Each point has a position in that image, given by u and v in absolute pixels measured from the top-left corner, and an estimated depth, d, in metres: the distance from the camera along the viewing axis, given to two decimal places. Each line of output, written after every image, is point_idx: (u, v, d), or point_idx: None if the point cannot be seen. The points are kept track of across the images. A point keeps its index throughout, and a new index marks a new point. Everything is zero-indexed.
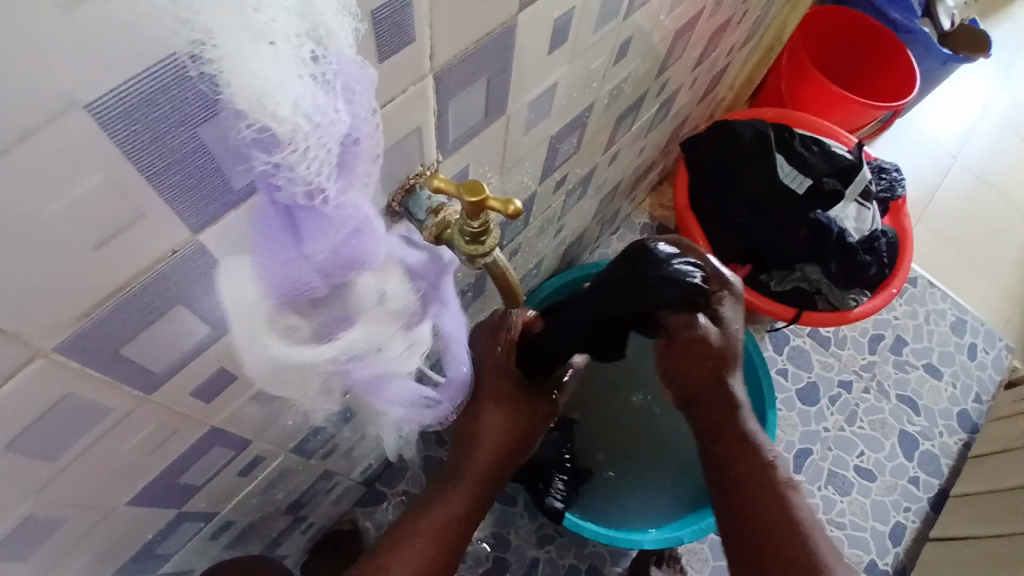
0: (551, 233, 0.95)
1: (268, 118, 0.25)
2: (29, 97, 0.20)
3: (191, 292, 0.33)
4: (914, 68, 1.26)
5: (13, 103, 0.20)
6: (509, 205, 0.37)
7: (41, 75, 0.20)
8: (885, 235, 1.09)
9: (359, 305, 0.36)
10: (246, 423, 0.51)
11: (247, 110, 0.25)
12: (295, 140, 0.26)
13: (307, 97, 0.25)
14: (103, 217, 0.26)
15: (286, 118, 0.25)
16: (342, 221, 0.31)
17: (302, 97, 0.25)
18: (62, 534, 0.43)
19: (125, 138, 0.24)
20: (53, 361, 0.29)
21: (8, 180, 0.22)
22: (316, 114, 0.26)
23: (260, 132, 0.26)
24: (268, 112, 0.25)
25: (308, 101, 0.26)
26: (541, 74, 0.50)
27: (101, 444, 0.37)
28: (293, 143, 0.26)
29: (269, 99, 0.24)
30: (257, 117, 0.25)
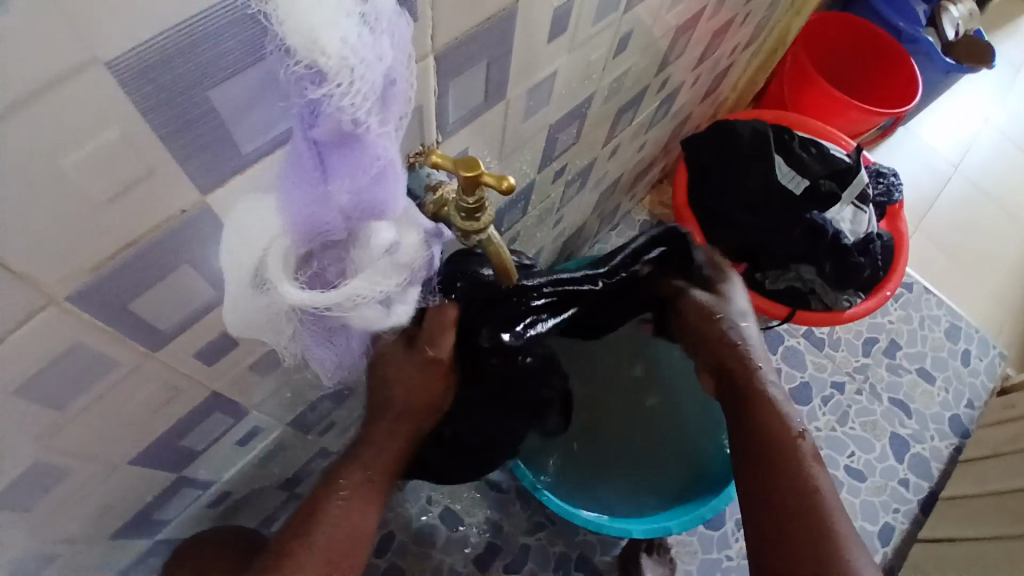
0: (550, 224, 0.97)
1: (316, 57, 0.25)
2: (55, 48, 0.22)
3: (198, 254, 0.35)
4: (916, 75, 1.28)
5: (40, 54, 0.22)
6: (503, 181, 0.38)
7: (65, 27, 0.22)
8: (881, 238, 1.10)
9: (364, 257, 0.36)
10: (246, 390, 0.53)
11: (297, 47, 0.25)
12: (340, 78, 0.26)
13: (354, 38, 0.26)
14: (118, 172, 0.27)
15: (335, 55, 0.25)
16: (370, 165, 0.31)
17: (349, 36, 0.26)
18: (67, 486, 0.45)
19: (142, 96, 0.26)
20: (64, 310, 0.31)
21: (31, 127, 0.23)
22: (361, 56, 0.26)
23: (308, 71, 0.26)
24: (317, 50, 0.25)
25: (356, 45, 0.26)
26: (541, 63, 0.52)
27: (107, 397, 0.39)
28: (339, 80, 0.26)
29: (318, 38, 0.25)
30: (308, 54, 0.25)
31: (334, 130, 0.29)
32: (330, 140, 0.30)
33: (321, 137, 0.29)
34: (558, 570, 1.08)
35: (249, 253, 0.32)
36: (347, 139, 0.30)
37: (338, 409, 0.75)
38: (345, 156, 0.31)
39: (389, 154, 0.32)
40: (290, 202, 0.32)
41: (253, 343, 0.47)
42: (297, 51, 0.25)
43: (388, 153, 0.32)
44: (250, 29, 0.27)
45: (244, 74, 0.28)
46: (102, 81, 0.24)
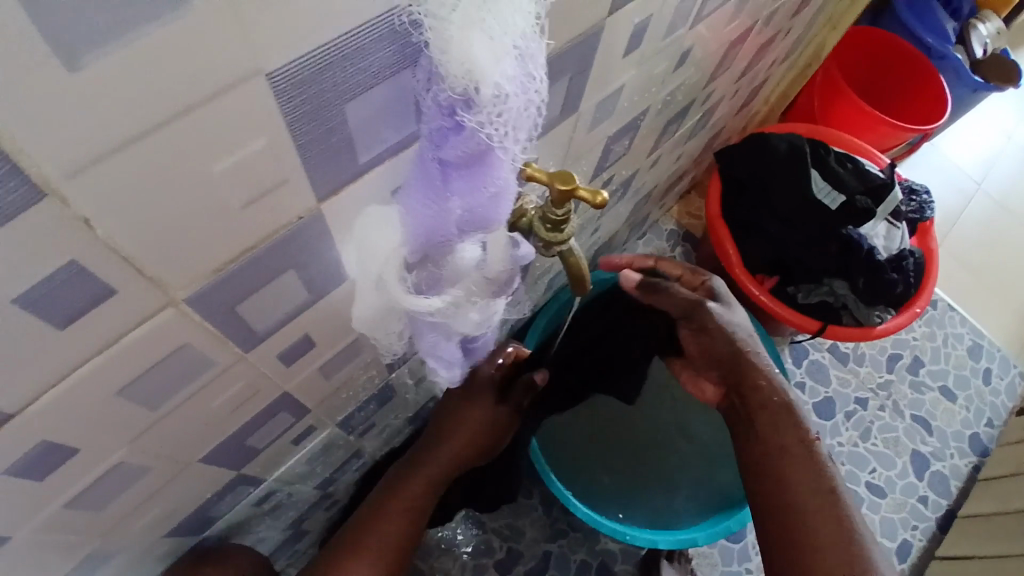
0: (588, 232, 0.97)
1: (473, 85, 0.27)
2: (225, 60, 0.23)
3: (305, 259, 0.35)
4: (944, 89, 1.28)
5: (210, 64, 0.22)
6: (596, 196, 0.40)
7: (238, 41, 0.22)
8: (912, 256, 1.10)
9: (461, 270, 0.41)
10: (311, 391, 0.54)
11: (456, 75, 0.27)
12: (488, 106, 0.28)
13: (510, 72, 0.28)
14: (254, 178, 0.28)
15: (491, 86, 0.27)
16: (490, 186, 0.33)
17: (506, 72, 0.27)
18: (142, 482, 0.45)
19: (290, 107, 0.26)
20: (181, 311, 0.32)
21: (189, 133, 0.24)
22: (511, 88, 0.28)
23: (458, 96, 0.28)
24: (476, 78, 0.27)
25: (510, 77, 0.28)
26: (612, 76, 0.53)
27: (197, 396, 0.40)
28: (487, 108, 0.28)
29: (479, 66, 0.26)
30: (465, 80, 0.27)
31: (466, 152, 0.31)
32: (459, 160, 0.31)
33: (450, 157, 0.31)
34: None
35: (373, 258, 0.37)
36: (476, 162, 0.31)
37: (382, 411, 0.75)
38: (469, 177, 0.32)
39: (507, 179, 0.33)
40: (414, 212, 0.34)
41: (327, 345, 0.48)
42: (455, 78, 0.27)
43: (506, 178, 0.33)
44: (394, 45, 0.28)
45: (378, 87, 0.29)
46: (257, 94, 0.25)
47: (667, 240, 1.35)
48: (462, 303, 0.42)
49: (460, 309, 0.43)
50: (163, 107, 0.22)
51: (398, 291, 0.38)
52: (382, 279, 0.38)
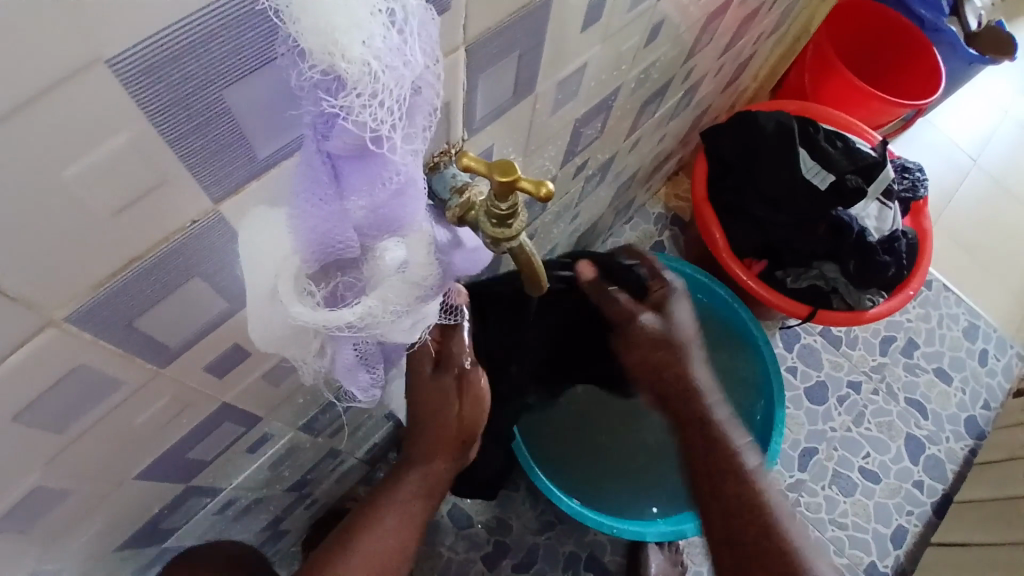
0: (567, 219, 0.93)
1: (334, 61, 0.23)
2: (43, 50, 0.19)
3: (208, 264, 0.32)
4: (939, 64, 1.23)
5: (26, 56, 0.19)
6: (541, 187, 0.36)
7: (59, 24, 0.19)
8: (906, 236, 1.06)
9: (382, 272, 0.37)
10: (258, 399, 0.51)
11: (313, 50, 0.23)
12: (359, 86, 0.24)
13: (378, 43, 0.24)
14: (124, 182, 0.25)
15: (356, 62, 0.24)
16: (388, 181, 0.29)
17: (373, 39, 0.24)
18: (69, 506, 0.42)
19: (148, 97, 0.23)
20: (63, 333, 0.29)
21: (25, 140, 0.21)
22: (383, 65, 0.25)
23: (323, 76, 0.24)
24: (338, 55, 0.23)
25: (379, 50, 0.24)
26: (571, 52, 0.49)
27: (113, 416, 0.37)
28: (358, 89, 0.24)
29: (340, 42, 0.23)
30: (325, 58, 0.23)
31: (350, 143, 0.27)
32: (346, 151, 0.27)
33: (336, 148, 0.27)
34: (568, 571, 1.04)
35: (268, 278, 0.32)
36: (364, 153, 0.28)
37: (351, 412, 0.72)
38: (362, 171, 0.28)
39: (410, 168, 0.30)
40: (300, 216, 0.30)
41: (266, 353, 0.44)
42: (313, 54, 0.23)
43: (409, 168, 0.30)
44: (261, 26, 0.24)
45: (256, 74, 0.25)
46: (97, 86, 0.21)
47: (655, 224, 1.31)
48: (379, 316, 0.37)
49: (389, 324, 0.38)
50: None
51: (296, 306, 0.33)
52: (275, 293, 0.32)
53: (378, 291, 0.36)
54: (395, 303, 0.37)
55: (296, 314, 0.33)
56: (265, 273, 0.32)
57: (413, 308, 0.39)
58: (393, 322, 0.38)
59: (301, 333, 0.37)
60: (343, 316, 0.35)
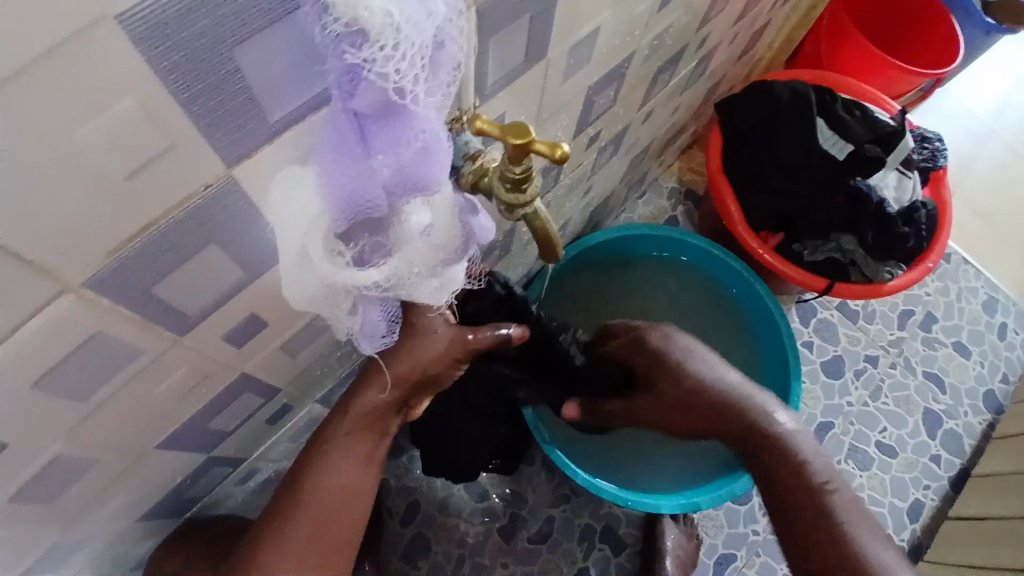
0: (579, 193, 0.92)
1: (360, 13, 0.24)
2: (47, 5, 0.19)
3: (223, 230, 0.32)
4: (955, 30, 1.20)
5: (32, 13, 0.19)
6: (555, 149, 0.36)
7: None
8: (926, 208, 1.03)
9: (408, 234, 0.37)
10: (276, 371, 0.51)
11: (336, 3, 0.24)
12: (383, 38, 0.25)
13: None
14: (136, 145, 0.25)
15: (378, 13, 0.24)
16: (414, 139, 0.29)
17: None
18: (96, 472, 0.43)
19: (160, 54, 0.23)
20: (82, 298, 0.29)
21: (33, 96, 0.21)
22: (405, 17, 0.25)
23: (347, 30, 0.25)
24: (361, 7, 0.24)
25: (400, 1, 0.24)
26: (583, 16, 0.48)
27: (134, 384, 0.38)
28: (381, 41, 0.25)
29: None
30: (349, 10, 0.24)
31: (377, 100, 0.27)
32: (372, 110, 0.27)
33: (362, 107, 0.27)
34: (582, 544, 1.05)
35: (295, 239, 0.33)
36: (392, 110, 0.28)
37: None
38: (387, 130, 0.29)
39: (434, 125, 0.30)
40: (330, 176, 0.30)
41: (283, 323, 0.45)
42: (337, 6, 0.24)
43: (432, 125, 0.30)
44: None
45: (274, 30, 0.25)
46: (108, 40, 0.21)
47: (668, 199, 1.30)
48: (402, 276, 0.38)
49: (416, 282, 0.40)
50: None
51: (323, 262, 0.34)
52: (304, 251, 0.33)
53: (404, 252, 0.38)
54: (416, 262, 0.39)
55: (323, 272, 0.34)
56: (292, 234, 0.33)
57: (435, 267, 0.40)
58: (420, 279, 0.40)
59: (331, 296, 0.38)
60: (368, 275, 0.36)
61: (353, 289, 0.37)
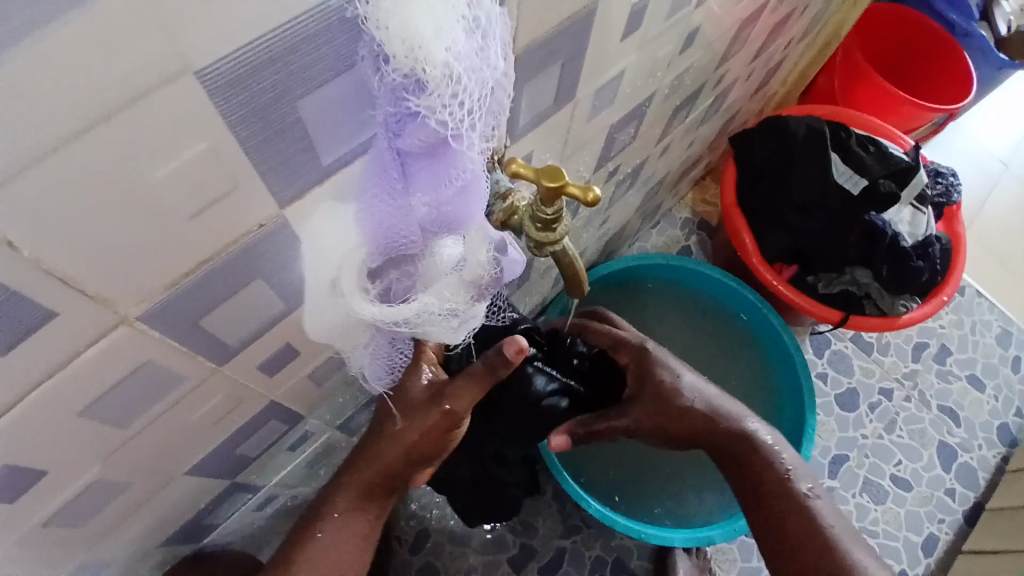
0: (596, 224, 0.94)
1: (420, 66, 0.25)
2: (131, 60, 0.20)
3: (270, 267, 0.33)
4: (970, 73, 1.21)
5: (119, 69, 0.20)
6: (587, 192, 0.37)
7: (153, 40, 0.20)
8: (940, 242, 1.04)
9: (440, 268, 0.39)
10: (302, 398, 0.52)
11: (398, 56, 0.25)
12: (438, 88, 0.27)
13: (459, 48, 0.26)
14: (204, 186, 0.26)
15: (438, 65, 0.26)
16: (455, 178, 0.31)
17: (454, 43, 0.26)
18: (126, 496, 0.44)
19: (229, 105, 0.24)
20: (135, 328, 0.30)
21: (115, 141, 0.22)
22: (462, 67, 0.27)
23: (405, 79, 0.26)
24: (422, 58, 0.25)
25: (458, 54, 0.26)
26: (610, 60, 0.49)
27: (174, 410, 0.39)
28: (437, 90, 0.27)
29: (425, 46, 0.25)
30: (410, 63, 0.25)
31: (424, 140, 0.29)
32: (417, 149, 0.30)
33: (409, 146, 0.30)
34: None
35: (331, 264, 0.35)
36: (435, 150, 0.30)
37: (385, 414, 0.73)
38: (430, 168, 0.31)
39: (475, 168, 0.32)
40: (373, 211, 0.33)
41: (313, 352, 0.46)
42: (399, 61, 0.25)
43: (474, 168, 0.32)
44: (339, 35, 0.25)
45: (331, 84, 0.27)
46: (186, 93, 0.22)
47: (682, 229, 1.31)
48: (432, 313, 0.39)
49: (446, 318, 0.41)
50: (78, 116, 0.20)
51: (354, 288, 0.36)
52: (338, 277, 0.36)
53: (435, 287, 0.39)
54: (447, 297, 0.39)
55: (355, 298, 0.36)
56: (326, 262, 0.35)
57: (465, 305, 0.41)
58: (451, 315, 0.41)
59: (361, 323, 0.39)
60: (401, 312, 0.37)
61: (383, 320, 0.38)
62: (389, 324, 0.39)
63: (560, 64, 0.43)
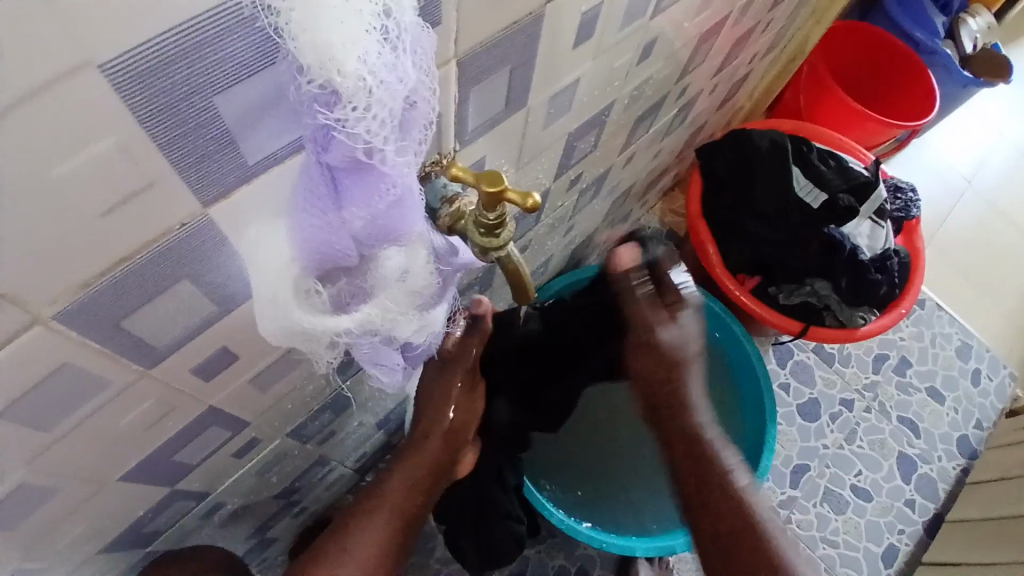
0: (561, 231, 0.94)
1: (331, 77, 0.24)
2: (22, 54, 0.19)
3: (197, 267, 0.33)
4: (933, 88, 1.24)
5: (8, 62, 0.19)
6: (527, 198, 0.37)
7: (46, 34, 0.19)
8: (897, 256, 1.06)
9: (385, 278, 0.37)
10: (246, 403, 0.51)
11: (312, 66, 0.24)
12: (355, 99, 0.26)
13: (373, 60, 0.25)
14: (117, 183, 0.26)
15: (352, 76, 0.25)
16: (386, 193, 0.31)
17: (368, 54, 0.25)
18: (53, 505, 0.42)
19: (138, 100, 0.23)
20: (49, 329, 0.29)
21: (16, 138, 0.21)
22: (378, 78, 0.26)
23: (321, 90, 0.26)
24: (335, 70, 0.24)
25: (375, 65, 0.25)
26: (563, 68, 0.50)
27: (100, 415, 0.37)
28: (354, 102, 0.26)
29: (336, 57, 0.24)
30: (322, 74, 0.24)
31: (349, 156, 0.29)
32: (345, 164, 0.29)
33: (336, 161, 0.29)
34: None
35: (269, 286, 0.33)
36: (363, 165, 0.29)
37: (341, 418, 0.72)
38: (360, 184, 0.30)
39: (405, 181, 0.31)
40: (306, 228, 0.32)
41: (254, 356, 0.45)
42: (311, 70, 0.24)
43: (405, 180, 0.31)
44: (251, 36, 0.25)
45: (248, 85, 0.26)
46: (93, 87, 0.22)
47: None
48: (380, 322, 0.38)
49: (398, 327, 0.40)
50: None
51: (298, 309, 0.34)
52: (280, 298, 0.33)
53: (383, 296, 0.38)
54: (394, 307, 0.38)
55: (299, 316, 0.34)
56: (265, 284, 0.33)
57: (414, 312, 0.40)
58: (402, 324, 0.40)
59: (307, 342, 0.37)
60: (345, 321, 0.36)
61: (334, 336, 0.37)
62: (337, 338, 0.37)
63: (507, 70, 0.42)
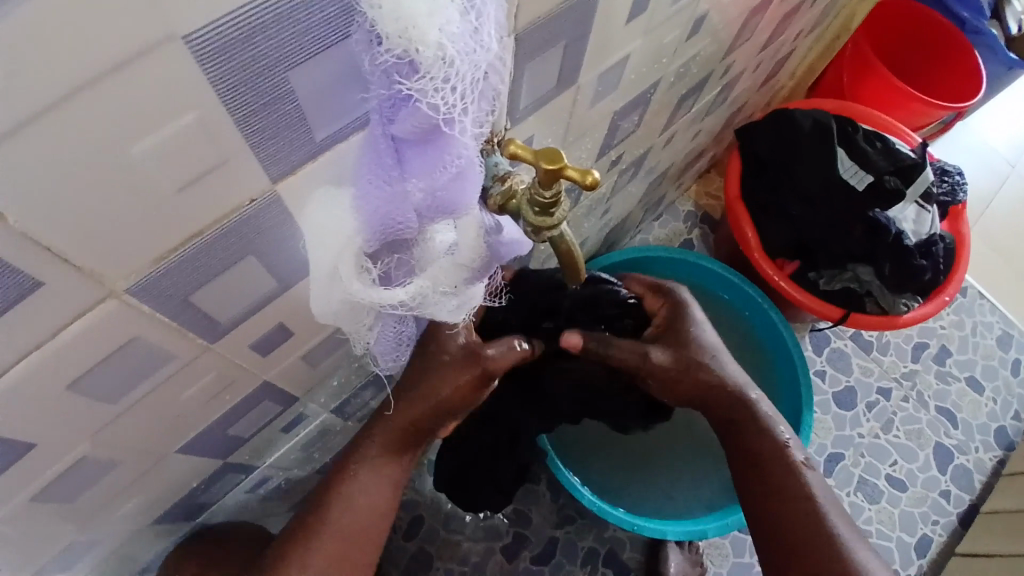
0: (598, 213, 0.93)
1: (413, 45, 0.25)
2: (111, 30, 0.20)
3: (262, 244, 0.33)
4: (978, 65, 1.20)
5: (95, 36, 0.19)
6: (586, 175, 0.37)
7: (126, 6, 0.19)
8: (944, 241, 1.04)
9: (433, 254, 0.40)
10: (296, 379, 0.52)
11: (391, 36, 0.25)
12: (433, 70, 0.26)
13: (453, 29, 0.25)
14: (193, 158, 0.26)
15: (431, 46, 0.25)
16: (450, 164, 0.31)
17: (448, 25, 0.25)
18: (117, 474, 0.43)
19: (220, 75, 0.24)
20: (122, 303, 0.30)
21: (99, 113, 0.22)
22: (457, 49, 0.26)
23: (398, 61, 0.26)
24: (416, 39, 0.25)
25: (453, 36, 0.26)
26: (614, 45, 0.49)
27: (163, 389, 0.38)
28: (431, 72, 0.26)
29: (418, 26, 0.24)
30: (403, 42, 0.25)
31: (418, 126, 0.29)
32: (412, 135, 0.29)
33: (404, 131, 0.29)
34: (586, 566, 1.04)
35: (327, 256, 0.34)
36: (430, 136, 0.29)
37: (381, 397, 0.72)
38: (425, 155, 0.30)
39: (469, 152, 0.31)
40: (367, 200, 0.32)
41: (308, 333, 0.45)
42: (390, 38, 0.25)
43: (469, 153, 0.31)
44: (331, 8, 0.25)
45: (324, 56, 0.26)
46: (176, 60, 0.22)
47: (684, 222, 1.30)
48: (428, 296, 0.40)
49: (442, 301, 0.42)
50: (51, 88, 0.20)
51: (354, 281, 0.35)
52: (336, 269, 0.35)
53: (429, 272, 0.40)
54: (442, 283, 0.40)
55: (354, 288, 0.36)
56: (322, 254, 0.34)
57: (455, 288, 0.42)
58: (446, 298, 0.42)
59: (356, 311, 0.39)
60: (393, 295, 0.38)
61: (377, 306, 0.39)
62: (383, 308, 0.39)
63: (562, 46, 0.42)
